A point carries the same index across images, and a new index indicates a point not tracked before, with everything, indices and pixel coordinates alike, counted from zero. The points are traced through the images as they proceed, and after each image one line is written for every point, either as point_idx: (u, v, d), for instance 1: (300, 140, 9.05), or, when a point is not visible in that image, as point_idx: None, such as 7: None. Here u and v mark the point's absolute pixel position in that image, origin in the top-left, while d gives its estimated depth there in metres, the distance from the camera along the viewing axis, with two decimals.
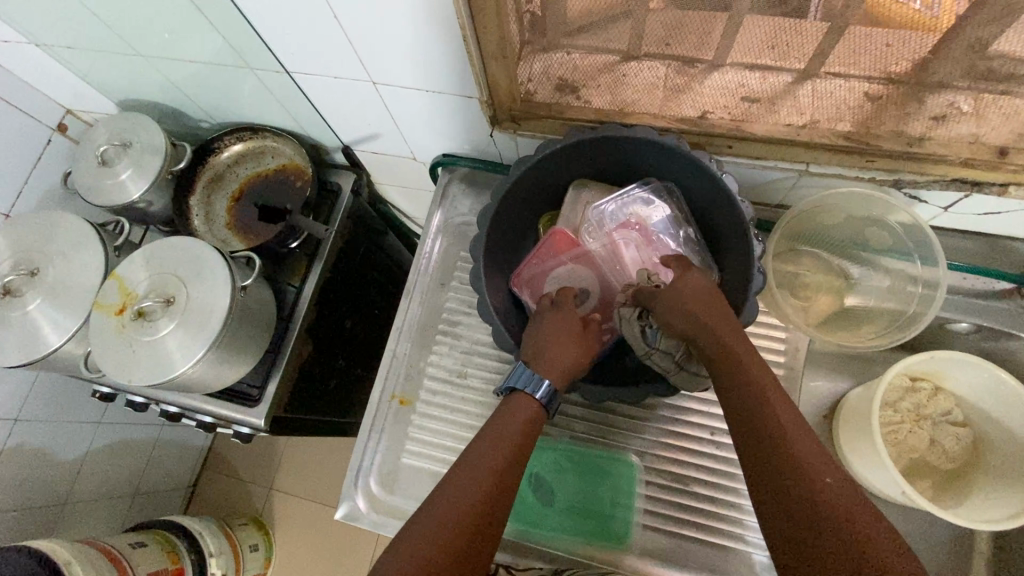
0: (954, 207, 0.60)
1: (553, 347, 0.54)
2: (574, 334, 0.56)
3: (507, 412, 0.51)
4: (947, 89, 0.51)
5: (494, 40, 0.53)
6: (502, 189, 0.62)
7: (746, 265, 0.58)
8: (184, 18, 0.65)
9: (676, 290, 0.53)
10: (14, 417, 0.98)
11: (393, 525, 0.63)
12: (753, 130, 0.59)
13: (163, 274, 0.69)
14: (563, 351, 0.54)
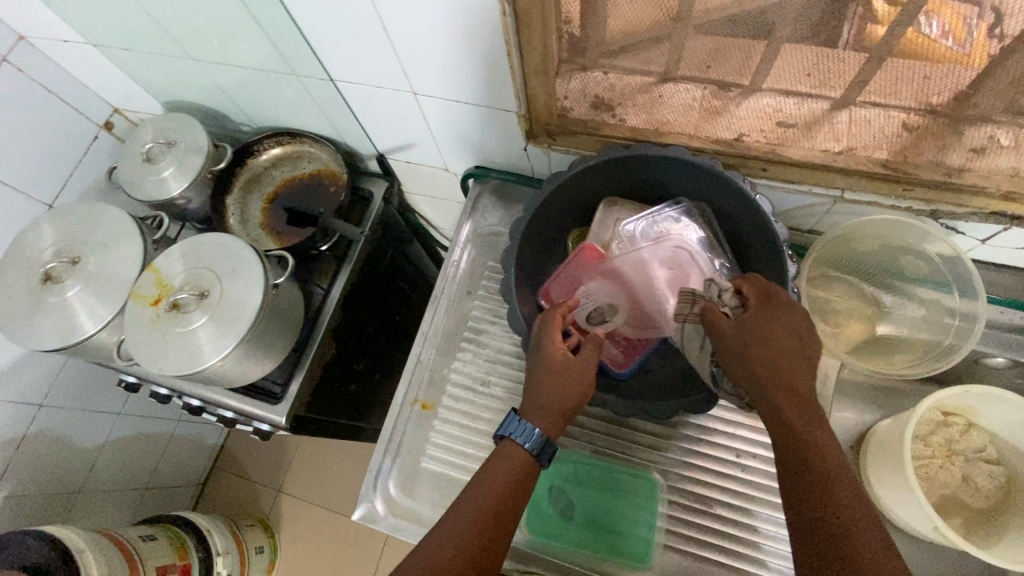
0: (992, 240, 0.60)
1: (543, 394, 0.55)
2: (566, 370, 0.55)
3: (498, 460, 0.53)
4: (987, 122, 0.51)
5: (537, 55, 0.54)
6: (535, 201, 0.63)
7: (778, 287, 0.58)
8: (237, 25, 0.68)
9: (754, 330, 0.48)
10: (38, 403, 1.00)
11: (409, 529, 0.63)
12: (788, 154, 0.59)
13: (200, 268, 0.70)
14: (552, 394, 0.55)
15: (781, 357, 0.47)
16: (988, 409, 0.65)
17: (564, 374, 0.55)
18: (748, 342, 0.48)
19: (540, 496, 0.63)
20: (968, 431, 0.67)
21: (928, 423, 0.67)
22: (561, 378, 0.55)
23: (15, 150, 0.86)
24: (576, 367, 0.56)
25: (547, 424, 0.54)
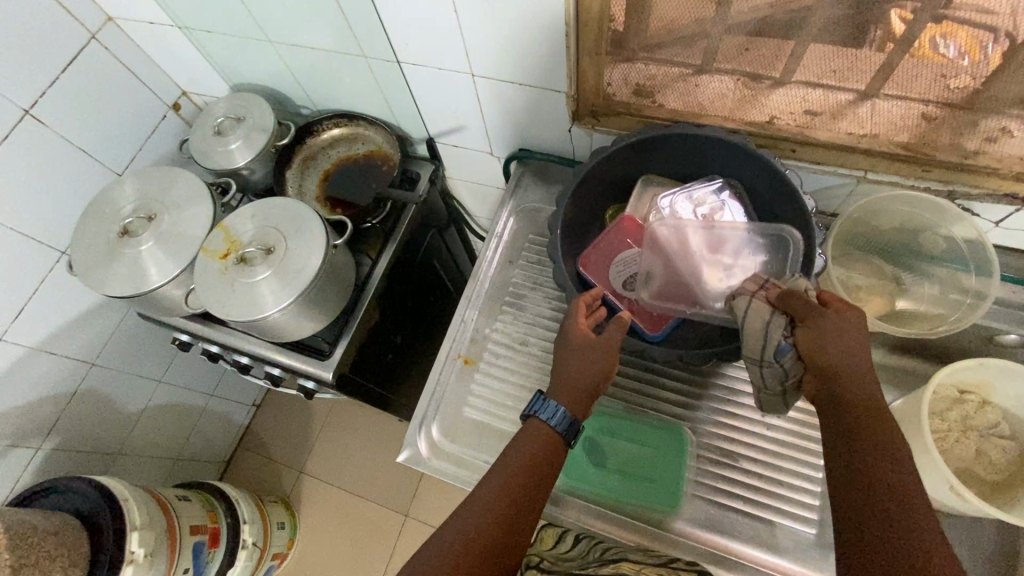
0: (1005, 222, 0.65)
1: (568, 373, 0.59)
2: (590, 351, 0.59)
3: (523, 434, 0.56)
4: (1000, 114, 0.58)
5: (593, 36, 0.61)
6: (581, 171, 0.68)
7: (806, 254, 0.63)
8: (317, 9, 0.76)
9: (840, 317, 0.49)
10: (91, 361, 1.06)
11: (450, 472, 0.67)
12: (817, 136, 0.64)
13: (267, 227, 0.76)
14: (577, 372, 0.58)
15: (859, 355, 0.47)
16: (1002, 385, 0.69)
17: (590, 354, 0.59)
18: (834, 334, 0.48)
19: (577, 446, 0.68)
20: (983, 407, 0.70)
21: (944, 399, 0.71)
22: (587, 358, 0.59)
23: (95, 120, 0.94)
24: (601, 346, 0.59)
25: (573, 403, 0.57)
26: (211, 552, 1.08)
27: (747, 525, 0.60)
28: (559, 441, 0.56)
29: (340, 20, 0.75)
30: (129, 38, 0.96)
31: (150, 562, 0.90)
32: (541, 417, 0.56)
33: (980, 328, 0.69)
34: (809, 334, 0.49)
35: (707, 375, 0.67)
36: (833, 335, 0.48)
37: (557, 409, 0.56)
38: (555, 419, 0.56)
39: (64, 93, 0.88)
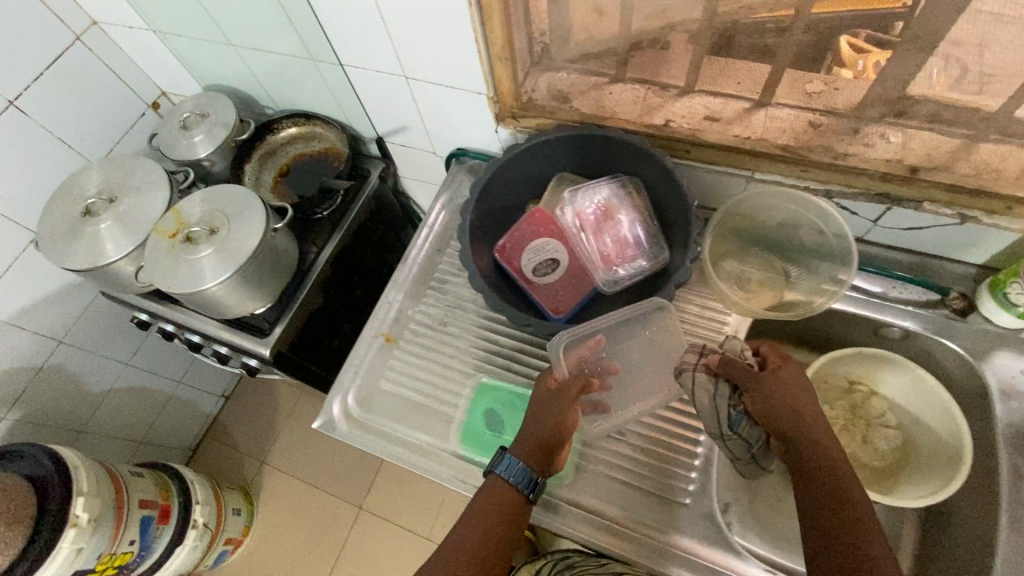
0: (881, 221, 0.70)
1: (529, 432, 0.61)
2: (547, 413, 0.62)
3: (484, 494, 0.59)
4: (878, 123, 0.67)
5: (499, 42, 0.68)
6: (494, 163, 0.74)
7: (685, 246, 0.69)
8: (270, 16, 0.84)
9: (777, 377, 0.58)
10: (59, 338, 1.12)
11: (360, 438, 0.72)
12: (706, 138, 0.70)
13: (213, 210, 0.83)
14: (535, 430, 0.61)
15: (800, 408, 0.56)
16: (884, 375, 0.73)
17: (547, 417, 0.61)
18: (771, 391, 0.57)
19: (473, 415, 0.72)
20: (870, 396, 0.75)
21: (834, 389, 0.75)
22: (543, 423, 0.61)
23: (74, 112, 1.02)
24: (553, 414, 0.62)
25: (529, 457, 0.60)
26: (160, 527, 1.12)
27: (624, 492, 0.65)
28: (519, 498, 0.58)
29: (290, 26, 0.83)
30: (111, 40, 1.04)
31: (93, 527, 0.95)
32: (500, 474, 0.59)
33: (864, 321, 0.74)
34: (758, 395, 0.58)
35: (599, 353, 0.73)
36: (770, 397, 0.57)
37: (512, 463, 0.59)
38: (510, 473, 0.59)
39: (45, 87, 0.96)
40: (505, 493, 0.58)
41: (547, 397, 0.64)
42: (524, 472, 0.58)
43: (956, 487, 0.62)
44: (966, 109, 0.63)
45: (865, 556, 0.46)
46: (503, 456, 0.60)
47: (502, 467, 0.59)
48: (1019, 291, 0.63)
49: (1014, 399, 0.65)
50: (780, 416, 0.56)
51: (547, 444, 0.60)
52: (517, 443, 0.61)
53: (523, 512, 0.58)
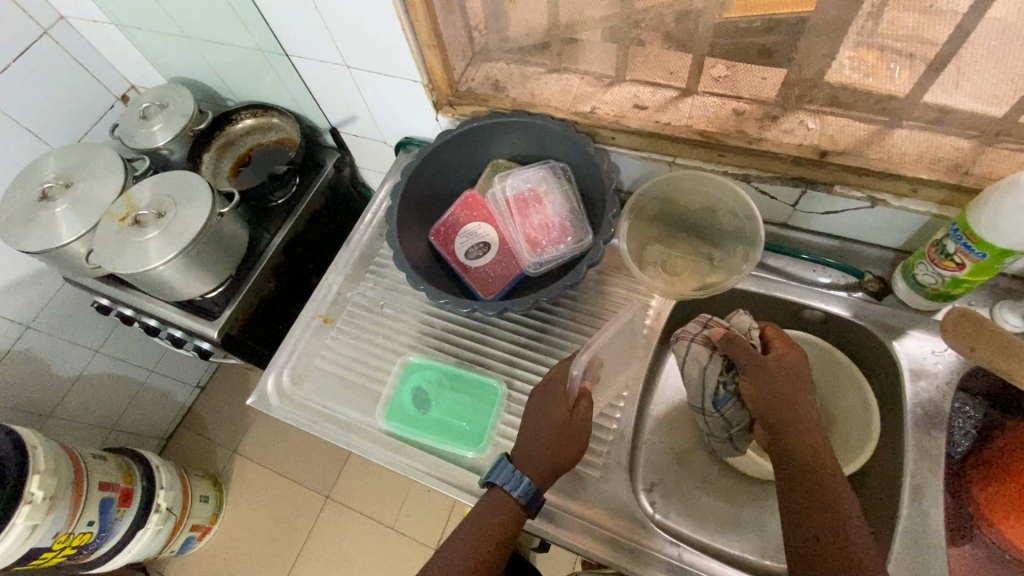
0: (799, 205, 0.71)
1: (543, 452, 0.61)
2: (564, 436, 0.62)
3: (485, 506, 0.61)
4: (800, 109, 0.68)
5: (425, 30, 0.70)
6: (425, 149, 0.77)
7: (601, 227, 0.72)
8: (220, 7, 0.87)
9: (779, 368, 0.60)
10: (27, 323, 1.15)
11: (290, 413, 0.74)
12: (629, 124, 0.72)
13: (163, 194, 0.86)
14: (554, 454, 0.61)
15: (797, 394, 0.58)
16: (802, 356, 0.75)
17: (563, 439, 0.62)
18: (770, 376, 0.60)
19: (401, 391, 0.74)
20: None
21: None
22: (564, 444, 0.62)
23: (41, 102, 1.05)
24: (567, 435, 0.62)
25: (534, 474, 0.61)
26: (121, 510, 1.15)
27: None
28: (518, 510, 0.60)
29: (238, 17, 0.86)
30: (78, 33, 1.07)
31: (48, 506, 0.97)
32: (501, 486, 0.61)
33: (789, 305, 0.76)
34: (756, 379, 0.60)
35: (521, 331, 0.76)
36: (768, 385, 0.59)
37: (520, 480, 0.60)
38: (515, 488, 0.60)
39: (12, 77, 0.99)
40: (506, 504, 0.60)
41: (562, 418, 0.63)
42: (529, 487, 0.60)
43: (856, 464, 0.66)
44: (880, 95, 0.64)
45: (844, 548, 0.50)
46: (506, 468, 0.61)
47: (505, 479, 0.61)
48: (923, 273, 0.65)
49: (924, 379, 0.67)
50: (773, 400, 0.59)
51: (558, 465, 0.62)
52: (521, 455, 0.62)
53: (518, 522, 0.60)
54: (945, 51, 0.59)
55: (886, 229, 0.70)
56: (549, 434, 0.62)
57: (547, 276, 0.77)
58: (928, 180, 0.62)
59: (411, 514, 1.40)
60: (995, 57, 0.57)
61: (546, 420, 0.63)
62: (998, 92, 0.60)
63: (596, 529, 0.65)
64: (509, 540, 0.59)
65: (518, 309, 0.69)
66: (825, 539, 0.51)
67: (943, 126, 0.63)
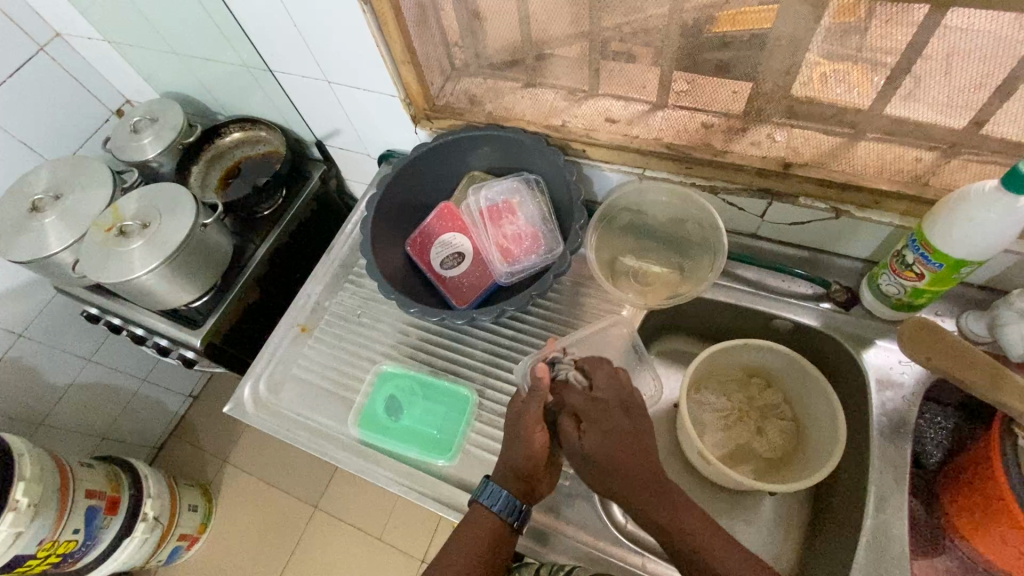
0: (766, 216, 0.73)
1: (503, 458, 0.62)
2: (514, 442, 0.62)
3: (470, 524, 0.61)
4: (766, 122, 0.67)
5: (400, 46, 0.72)
6: (401, 161, 0.79)
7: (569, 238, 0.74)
8: (208, 24, 0.90)
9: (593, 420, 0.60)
10: (19, 331, 1.18)
11: (264, 420, 0.75)
12: (599, 137, 0.74)
13: (149, 206, 0.88)
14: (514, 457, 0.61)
15: (628, 435, 0.59)
16: (770, 364, 0.75)
17: (517, 444, 0.61)
18: (600, 420, 0.60)
19: (370, 403, 0.74)
20: (765, 387, 0.77)
21: (730, 381, 0.78)
22: (518, 452, 0.61)
23: (35, 116, 1.07)
24: (517, 442, 0.61)
25: (511, 485, 0.61)
26: (107, 518, 1.15)
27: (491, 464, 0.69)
28: (502, 525, 0.61)
29: (224, 33, 0.89)
30: (74, 50, 1.11)
31: (33, 513, 0.97)
32: (484, 505, 0.61)
33: (759, 315, 0.76)
34: (591, 432, 0.59)
35: (493, 339, 0.77)
36: (603, 433, 0.58)
37: (495, 493, 0.61)
38: (494, 503, 0.61)
39: (10, 92, 1.02)
40: (488, 522, 0.61)
41: (513, 419, 0.63)
42: (510, 503, 0.60)
43: (826, 472, 0.64)
44: (842, 109, 0.63)
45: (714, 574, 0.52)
46: (487, 486, 0.61)
47: (488, 497, 0.61)
48: (886, 283, 0.66)
49: (890, 389, 0.67)
50: (619, 449, 0.58)
51: (522, 470, 0.61)
52: (498, 470, 0.63)
53: (507, 538, 0.61)
54: (900, 66, 0.56)
55: (854, 239, 0.71)
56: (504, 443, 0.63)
57: (520, 285, 0.79)
58: (889, 192, 0.63)
59: (398, 526, 1.40)
60: (949, 70, 0.54)
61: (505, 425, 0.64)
62: (953, 104, 0.57)
63: (563, 538, 0.65)
64: (499, 555, 0.60)
65: (487, 317, 0.71)
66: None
67: (901, 138, 0.63)
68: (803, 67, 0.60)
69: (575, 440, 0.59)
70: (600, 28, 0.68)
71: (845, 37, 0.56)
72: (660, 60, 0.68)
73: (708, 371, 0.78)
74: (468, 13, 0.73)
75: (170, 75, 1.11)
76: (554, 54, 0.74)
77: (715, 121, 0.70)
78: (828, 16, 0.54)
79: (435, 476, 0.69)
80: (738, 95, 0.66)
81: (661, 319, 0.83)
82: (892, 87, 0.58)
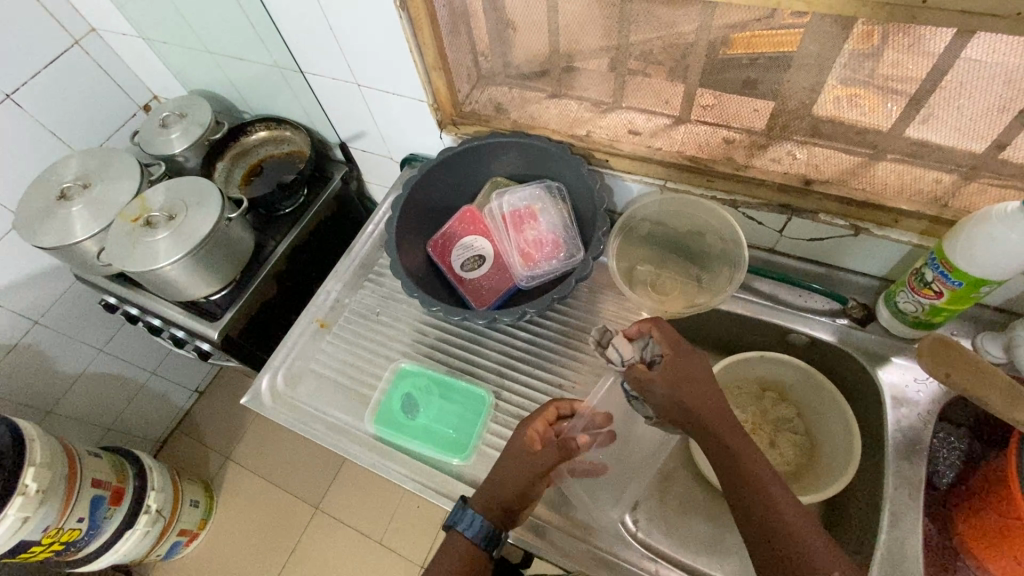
0: (785, 231, 0.74)
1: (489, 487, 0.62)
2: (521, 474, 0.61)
3: (446, 547, 0.62)
4: (788, 139, 0.69)
5: (431, 51, 0.73)
6: (428, 163, 0.81)
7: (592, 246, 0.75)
8: (243, 23, 0.92)
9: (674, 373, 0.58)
10: (35, 319, 1.19)
11: (282, 413, 0.76)
12: (622, 148, 0.76)
13: (177, 199, 0.89)
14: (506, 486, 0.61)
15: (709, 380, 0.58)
16: (785, 377, 0.76)
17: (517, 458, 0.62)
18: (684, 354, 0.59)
19: (391, 399, 0.75)
20: (779, 401, 0.78)
21: (746, 394, 0.78)
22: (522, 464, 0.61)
23: (66, 106, 1.10)
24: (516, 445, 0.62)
25: (489, 513, 0.61)
26: (111, 508, 1.15)
27: None
28: (478, 550, 0.61)
29: (258, 32, 0.91)
30: (107, 45, 1.14)
31: (41, 498, 0.98)
32: (461, 530, 0.61)
33: (775, 328, 0.77)
34: (679, 358, 0.59)
35: (510, 341, 0.78)
36: (691, 369, 0.58)
37: (473, 519, 0.61)
38: (471, 529, 0.61)
39: (43, 83, 1.05)
40: (464, 547, 0.61)
41: (522, 459, 0.61)
42: (485, 528, 0.60)
43: (843, 484, 0.64)
44: (865, 130, 0.64)
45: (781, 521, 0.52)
46: (462, 511, 0.62)
47: (464, 522, 0.61)
48: (905, 300, 0.67)
49: (905, 406, 0.68)
50: (703, 391, 0.58)
51: (515, 501, 0.61)
52: (477, 496, 0.63)
53: (482, 560, 0.61)
54: (923, 89, 0.57)
55: (871, 257, 0.72)
56: (497, 475, 0.62)
57: (540, 289, 0.80)
58: (909, 211, 0.65)
59: (398, 530, 1.39)
60: (970, 95, 0.55)
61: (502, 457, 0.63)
62: (974, 129, 0.58)
63: (577, 542, 0.66)
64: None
65: (507, 319, 0.72)
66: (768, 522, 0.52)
67: (922, 161, 0.64)
68: (824, 87, 0.62)
69: (649, 379, 0.59)
70: (629, 42, 0.69)
71: (869, 59, 0.57)
72: (687, 76, 0.69)
73: (723, 383, 0.78)
74: (500, 23, 0.75)
75: (200, 72, 1.14)
76: (581, 66, 0.76)
77: (736, 137, 0.71)
78: (850, 41, 0.56)
79: (451, 475, 0.69)
80: (760, 112, 0.68)
81: (676, 330, 0.84)
82: (913, 110, 0.60)
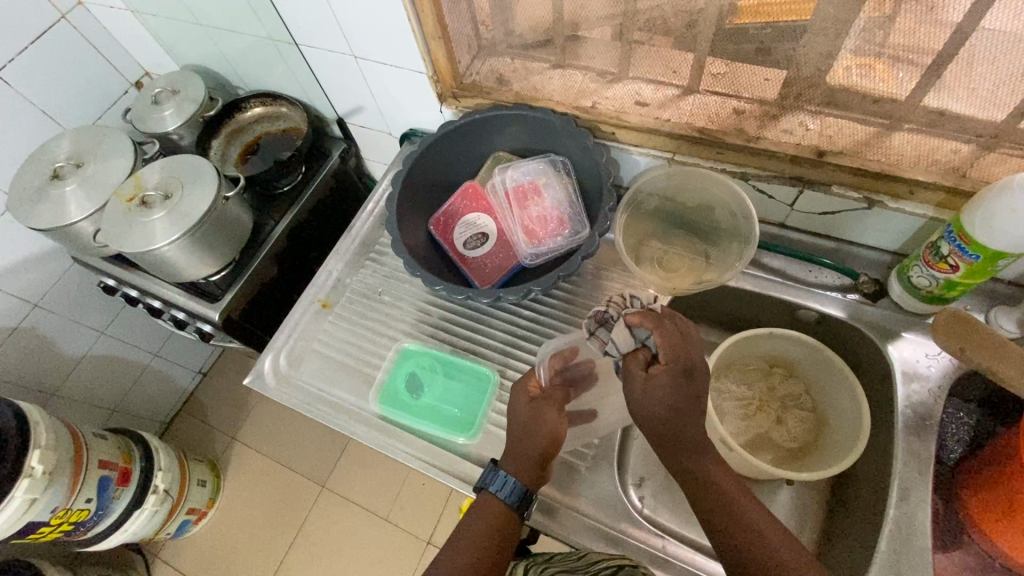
0: (796, 205, 0.72)
1: (513, 447, 0.60)
2: (536, 426, 0.60)
3: (477, 512, 0.58)
4: (801, 109, 0.66)
5: (430, 20, 0.70)
6: (427, 139, 0.78)
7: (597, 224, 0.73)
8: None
9: (664, 384, 0.53)
10: (35, 301, 1.18)
11: (285, 393, 0.75)
12: (628, 120, 0.73)
13: (172, 177, 0.87)
14: (524, 448, 0.59)
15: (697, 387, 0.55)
16: (791, 353, 0.76)
17: (529, 426, 0.60)
18: (679, 344, 0.55)
19: (396, 378, 0.74)
20: (786, 378, 0.77)
21: (753, 370, 0.78)
22: (537, 437, 0.59)
23: (55, 84, 1.07)
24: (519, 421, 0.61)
25: (521, 474, 0.59)
26: (119, 489, 1.16)
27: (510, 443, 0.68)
28: (512, 513, 0.58)
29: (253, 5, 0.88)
30: (96, 19, 1.10)
31: (48, 480, 0.98)
32: (494, 492, 0.58)
33: (783, 304, 0.77)
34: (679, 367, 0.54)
35: (514, 319, 0.77)
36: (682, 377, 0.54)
37: (506, 481, 0.58)
38: (504, 491, 0.58)
39: (31, 59, 1.02)
40: (496, 511, 0.58)
41: (530, 410, 0.61)
42: (519, 489, 0.58)
43: (850, 462, 0.64)
44: (883, 99, 0.62)
45: (749, 527, 0.51)
46: (495, 473, 0.59)
47: (497, 485, 0.58)
48: (918, 275, 0.65)
49: (916, 381, 0.67)
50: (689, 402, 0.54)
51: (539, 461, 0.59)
52: (506, 459, 0.60)
53: (514, 527, 0.58)
54: (943, 55, 0.55)
55: (884, 231, 0.70)
56: (514, 434, 0.61)
57: (543, 267, 0.79)
58: (926, 183, 0.62)
59: (405, 509, 1.40)
60: (992, 59, 0.53)
61: (513, 418, 0.62)
62: (997, 94, 0.56)
63: (583, 519, 0.66)
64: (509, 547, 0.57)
65: (512, 297, 0.70)
66: (747, 547, 0.50)
67: (940, 130, 0.61)
68: (840, 54, 0.59)
69: (647, 377, 0.54)
70: (636, 9, 0.67)
71: (890, 20, 0.55)
72: (696, 43, 0.66)
73: (730, 360, 0.78)
74: None
75: (193, 46, 1.11)
76: (587, 35, 0.74)
77: (747, 107, 0.68)
78: (868, 4, 0.54)
79: (456, 454, 0.69)
80: (771, 81, 0.65)
81: (682, 307, 0.83)
82: (933, 77, 0.57)
